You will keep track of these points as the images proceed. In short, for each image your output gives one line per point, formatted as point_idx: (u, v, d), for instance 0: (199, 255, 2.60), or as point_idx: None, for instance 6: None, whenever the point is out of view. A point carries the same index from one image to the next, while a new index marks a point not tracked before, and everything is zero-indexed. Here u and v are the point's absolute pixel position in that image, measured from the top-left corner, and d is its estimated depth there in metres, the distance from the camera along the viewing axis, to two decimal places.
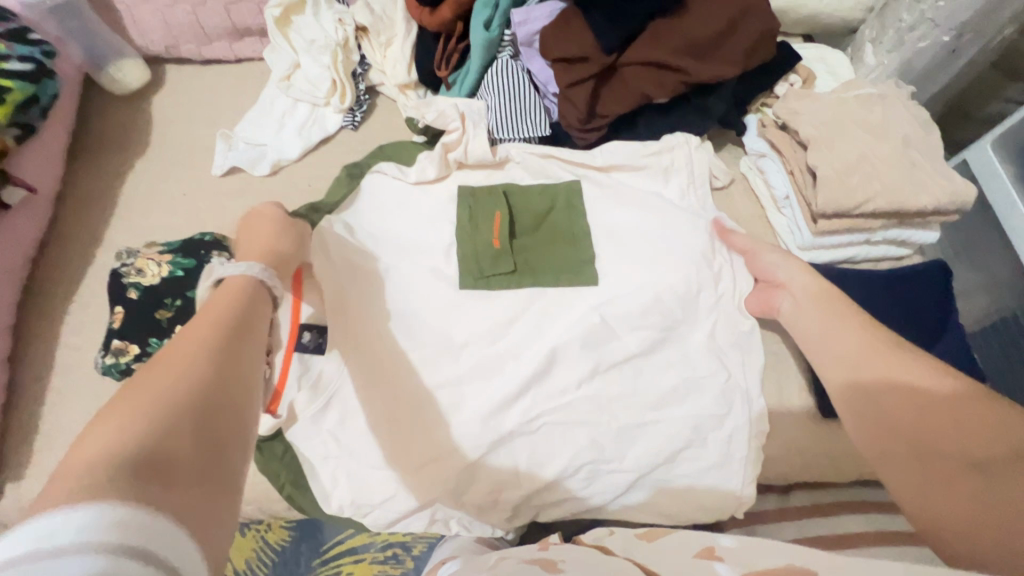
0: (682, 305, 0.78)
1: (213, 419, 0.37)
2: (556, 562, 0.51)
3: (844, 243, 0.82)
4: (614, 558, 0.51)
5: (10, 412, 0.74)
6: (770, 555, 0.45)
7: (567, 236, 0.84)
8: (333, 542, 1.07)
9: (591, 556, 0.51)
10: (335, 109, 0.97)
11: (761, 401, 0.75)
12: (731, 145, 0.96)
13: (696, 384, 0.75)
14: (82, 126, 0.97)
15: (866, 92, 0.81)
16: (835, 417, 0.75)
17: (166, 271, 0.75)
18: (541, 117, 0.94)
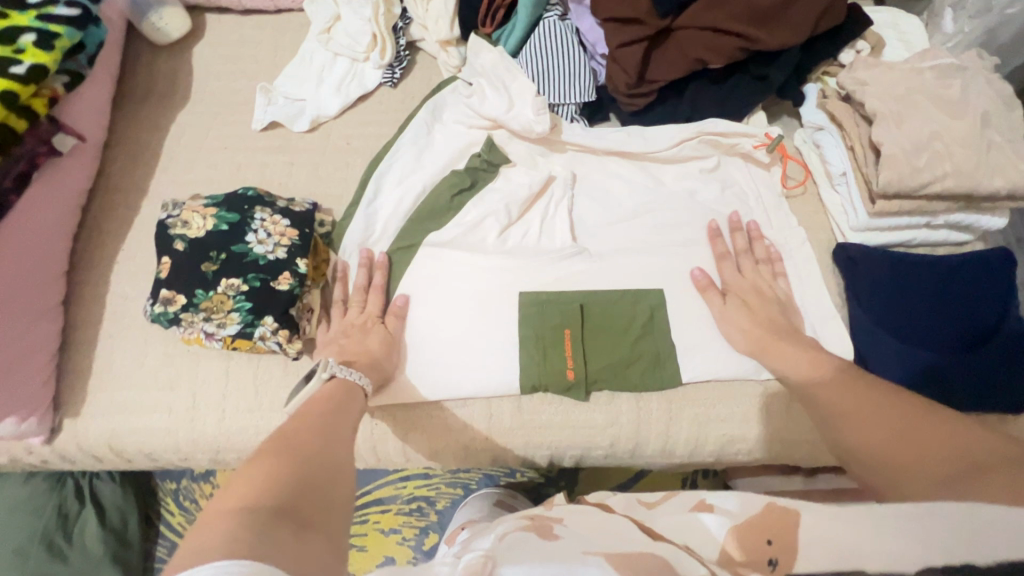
0: (716, 208, 0.85)
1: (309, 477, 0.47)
2: (552, 526, 0.58)
3: (902, 226, 0.78)
4: (613, 517, 0.59)
5: (67, 352, 0.79)
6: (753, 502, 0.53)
7: (621, 331, 0.79)
8: (361, 492, 1.12)
9: (594, 520, 0.59)
10: (375, 65, 0.95)
11: (821, 315, 0.78)
12: (786, 116, 0.91)
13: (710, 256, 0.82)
14: (127, 75, 0.97)
15: (944, 63, 0.74)
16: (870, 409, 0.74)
17: (210, 224, 0.77)
18: (589, 77, 0.88)
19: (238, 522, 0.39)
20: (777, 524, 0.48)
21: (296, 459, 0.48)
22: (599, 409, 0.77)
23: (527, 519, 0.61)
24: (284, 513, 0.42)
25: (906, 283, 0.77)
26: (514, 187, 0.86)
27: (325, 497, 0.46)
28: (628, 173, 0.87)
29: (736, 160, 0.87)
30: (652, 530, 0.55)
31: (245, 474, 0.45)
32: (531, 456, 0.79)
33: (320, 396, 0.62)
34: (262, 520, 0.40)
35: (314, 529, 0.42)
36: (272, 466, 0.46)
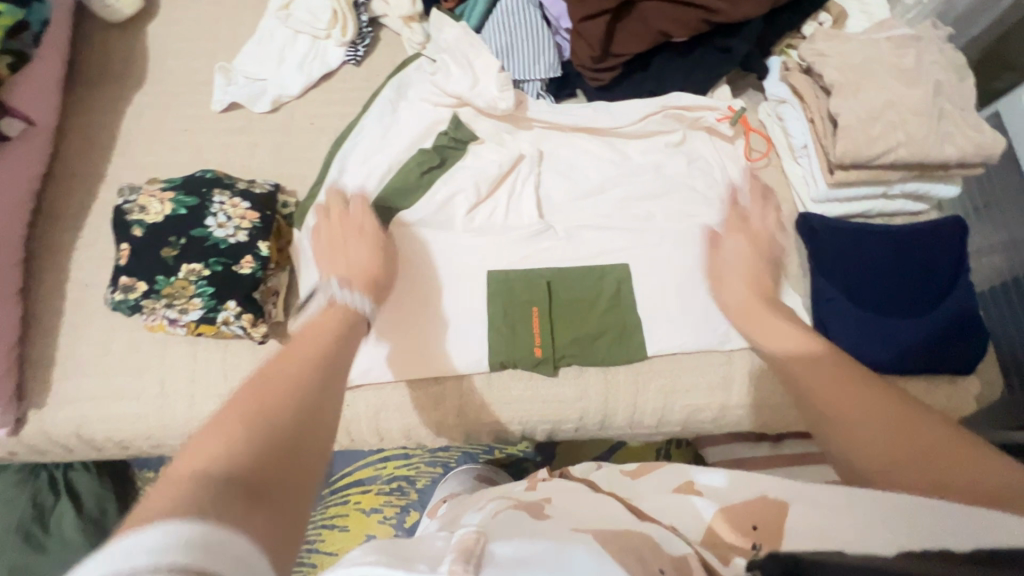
0: (681, 181, 0.85)
1: (285, 441, 0.39)
2: (542, 506, 0.56)
3: (860, 196, 0.80)
4: (603, 498, 0.58)
5: (27, 343, 0.77)
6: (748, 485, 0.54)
7: (589, 305, 0.80)
8: (342, 474, 1.16)
9: (578, 497, 0.59)
10: (337, 42, 0.93)
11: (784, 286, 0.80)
12: (751, 90, 0.92)
13: (675, 230, 0.83)
14: (78, 55, 0.94)
15: (899, 33, 0.75)
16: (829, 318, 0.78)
17: (168, 208, 0.75)
18: (554, 52, 0.87)
19: (187, 492, 0.32)
20: (771, 511, 0.49)
21: (275, 399, 0.41)
22: (568, 383, 0.78)
23: (516, 500, 0.60)
24: (239, 484, 0.34)
25: (861, 251, 0.79)
26: (481, 164, 0.86)
27: (301, 451, 0.39)
28: (594, 148, 0.87)
29: (700, 133, 0.87)
30: (637, 509, 0.55)
31: (214, 425, 0.38)
32: (504, 431, 0.81)
33: (320, 326, 0.56)
34: (213, 487, 0.33)
35: (273, 496, 0.35)
36: (249, 409, 0.40)
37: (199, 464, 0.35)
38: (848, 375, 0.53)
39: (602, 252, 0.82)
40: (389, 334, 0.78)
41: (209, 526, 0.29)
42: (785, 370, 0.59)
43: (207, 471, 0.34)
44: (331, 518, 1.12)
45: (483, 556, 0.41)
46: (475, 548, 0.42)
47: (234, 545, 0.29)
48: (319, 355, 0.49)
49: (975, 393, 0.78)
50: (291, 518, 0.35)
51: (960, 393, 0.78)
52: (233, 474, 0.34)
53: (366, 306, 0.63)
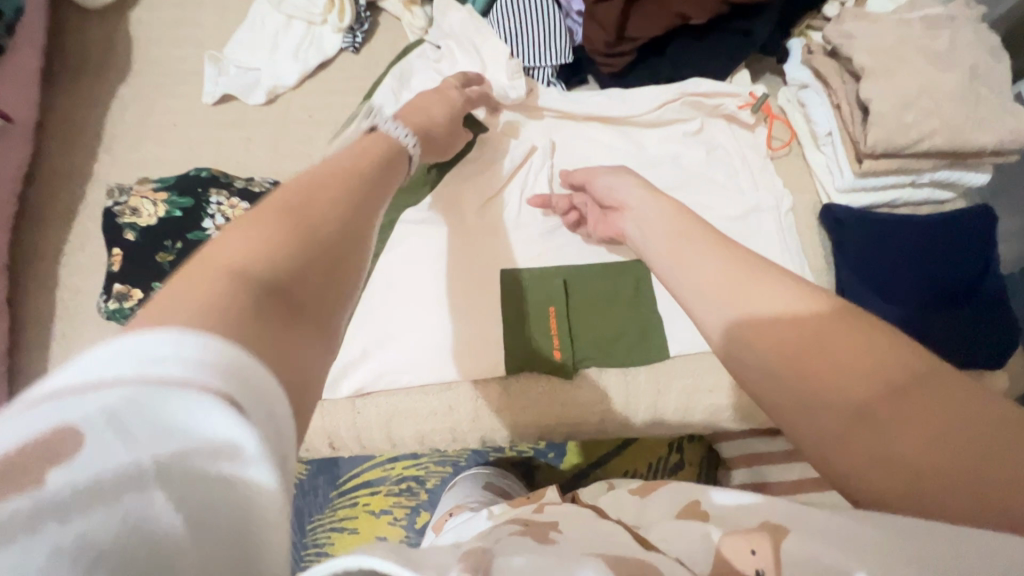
0: (700, 172, 0.82)
1: (330, 252, 0.33)
2: (547, 530, 0.50)
3: (887, 186, 0.77)
4: (603, 525, 0.49)
5: (16, 354, 0.73)
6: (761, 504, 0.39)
7: (607, 303, 0.77)
8: (349, 475, 1.11)
9: (588, 521, 0.51)
10: (334, 28, 0.88)
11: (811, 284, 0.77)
12: (769, 74, 0.89)
13: None
14: (56, 45, 0.88)
15: (931, 13, 0.72)
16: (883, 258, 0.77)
17: (162, 210, 0.71)
18: (566, 37, 0.83)
19: (222, 280, 0.27)
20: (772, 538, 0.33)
21: (317, 204, 0.35)
22: (587, 384, 0.75)
23: (524, 524, 0.53)
24: (277, 291, 0.29)
25: (888, 243, 0.76)
26: (491, 156, 0.82)
27: (341, 265, 0.34)
28: (608, 138, 0.83)
29: (719, 121, 0.84)
30: (642, 538, 0.42)
31: (250, 216, 0.33)
32: (521, 436, 0.78)
33: (364, 148, 0.47)
34: (254, 287, 0.28)
35: (305, 307, 0.30)
36: (294, 209, 0.34)
37: (225, 263, 0.29)
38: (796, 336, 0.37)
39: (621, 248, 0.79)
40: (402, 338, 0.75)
41: (233, 343, 0.24)
42: (733, 337, 0.40)
43: (244, 270, 0.29)
44: (339, 521, 1.09)
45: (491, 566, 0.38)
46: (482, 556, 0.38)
47: (266, 390, 0.24)
48: (374, 176, 0.42)
49: (1004, 387, 0.76)
50: (321, 339, 0.31)
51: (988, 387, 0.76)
52: (269, 277, 0.30)
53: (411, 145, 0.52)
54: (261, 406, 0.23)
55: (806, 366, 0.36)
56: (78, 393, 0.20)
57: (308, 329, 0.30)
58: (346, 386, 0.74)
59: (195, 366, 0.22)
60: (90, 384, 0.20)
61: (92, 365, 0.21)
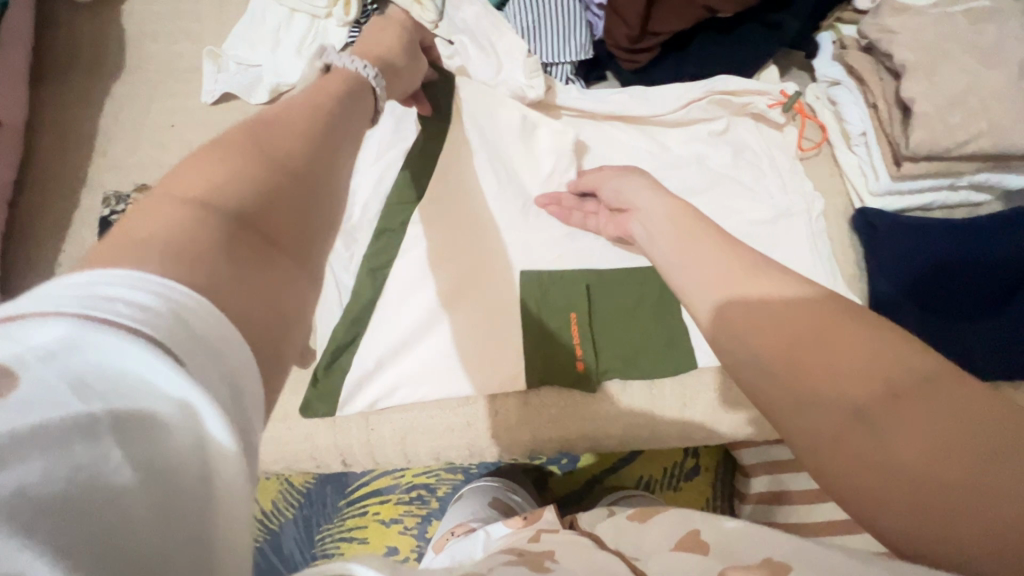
0: (727, 174, 0.78)
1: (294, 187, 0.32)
2: (544, 561, 0.46)
3: (924, 189, 0.74)
4: (600, 554, 0.46)
5: None
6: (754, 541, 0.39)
7: (630, 311, 0.74)
8: (358, 484, 1.08)
9: (584, 550, 0.48)
10: (339, 22, 0.82)
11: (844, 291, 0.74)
12: (797, 70, 0.84)
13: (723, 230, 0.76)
14: (45, 41, 0.83)
15: (977, 6, 0.68)
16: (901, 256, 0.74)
17: None
18: (586, 31, 0.78)
19: (180, 223, 0.26)
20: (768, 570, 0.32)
21: (280, 146, 0.33)
22: (610, 397, 0.72)
23: (518, 555, 0.50)
24: (239, 229, 0.28)
25: (926, 248, 0.73)
26: (508, 160, 0.79)
27: (310, 208, 0.32)
28: (631, 138, 0.79)
29: (747, 120, 0.80)
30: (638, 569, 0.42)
31: (201, 157, 0.31)
32: (539, 450, 0.75)
33: (333, 86, 0.44)
34: (211, 226, 0.27)
35: (269, 251, 0.29)
36: (255, 151, 0.32)
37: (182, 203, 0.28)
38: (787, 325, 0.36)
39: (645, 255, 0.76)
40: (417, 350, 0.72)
41: (178, 297, 0.23)
42: (722, 324, 0.39)
43: (201, 210, 0.28)
44: (348, 530, 1.06)
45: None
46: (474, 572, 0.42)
47: (208, 354, 0.22)
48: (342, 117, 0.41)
49: None
50: (289, 282, 0.29)
51: None
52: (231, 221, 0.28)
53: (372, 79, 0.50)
54: (198, 367, 0.21)
55: (797, 358, 0.35)
56: (26, 326, 0.19)
57: (272, 273, 0.28)
58: (359, 401, 0.71)
59: (139, 309, 0.21)
60: (32, 316, 0.20)
61: (42, 297, 0.20)
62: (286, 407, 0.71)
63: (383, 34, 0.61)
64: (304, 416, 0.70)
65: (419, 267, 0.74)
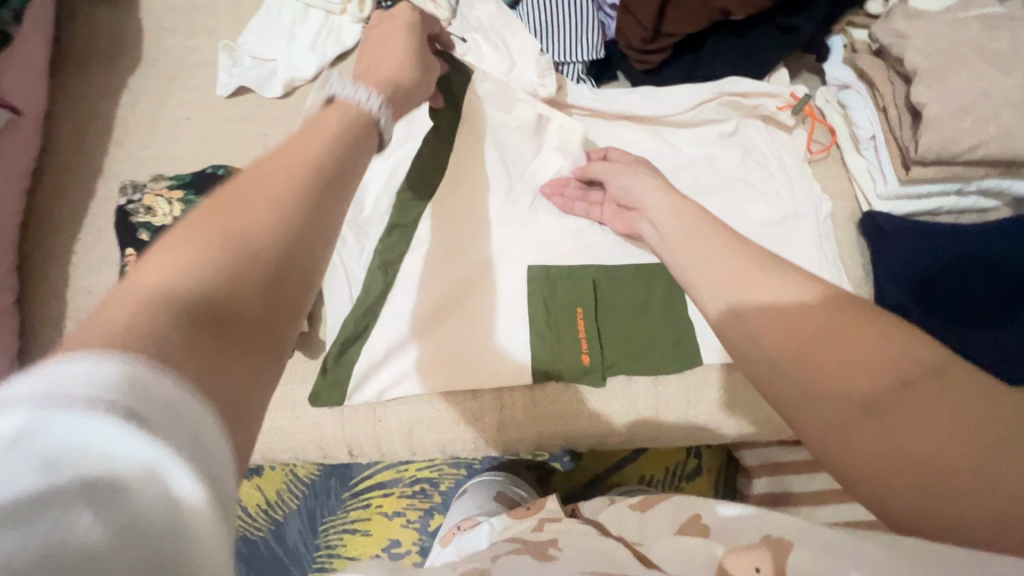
0: (733, 175, 0.78)
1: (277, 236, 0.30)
2: (547, 551, 0.49)
3: (932, 194, 0.74)
4: (605, 540, 0.49)
5: (27, 356, 0.71)
6: (754, 528, 0.41)
7: (636, 310, 0.74)
8: (362, 476, 1.09)
9: (589, 540, 0.50)
10: (353, 19, 0.84)
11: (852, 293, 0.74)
12: (807, 73, 0.85)
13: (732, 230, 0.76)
14: (63, 33, 0.84)
15: (990, 12, 0.68)
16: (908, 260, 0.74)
17: (177, 209, 0.68)
18: (598, 31, 0.79)
19: (148, 319, 0.24)
20: (772, 552, 0.37)
21: (267, 204, 0.31)
22: (615, 394, 0.73)
23: (517, 546, 0.52)
24: (217, 297, 0.27)
25: (934, 252, 0.73)
26: (516, 157, 0.79)
27: (299, 250, 0.31)
28: (641, 138, 0.80)
29: (756, 122, 0.80)
30: (643, 556, 0.45)
31: (176, 225, 0.29)
32: (543, 445, 0.76)
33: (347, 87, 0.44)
34: (186, 305, 0.26)
35: (246, 339, 0.27)
36: (234, 222, 0.29)
37: (150, 276, 0.26)
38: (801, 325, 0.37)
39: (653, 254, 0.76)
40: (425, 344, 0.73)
41: (139, 374, 0.22)
42: (734, 321, 0.40)
43: (170, 284, 0.26)
44: (352, 522, 1.07)
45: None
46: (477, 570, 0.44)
47: (182, 436, 0.21)
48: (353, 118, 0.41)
49: None
50: (262, 376, 0.27)
51: None
52: (205, 310, 0.26)
53: (377, 111, 0.42)
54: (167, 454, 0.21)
55: (813, 363, 0.35)
56: None
57: (255, 335, 0.28)
58: (367, 392, 0.71)
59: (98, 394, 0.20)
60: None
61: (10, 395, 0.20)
62: (295, 397, 0.72)
63: (386, 50, 0.52)
64: (313, 405, 0.70)
65: (428, 262, 0.75)
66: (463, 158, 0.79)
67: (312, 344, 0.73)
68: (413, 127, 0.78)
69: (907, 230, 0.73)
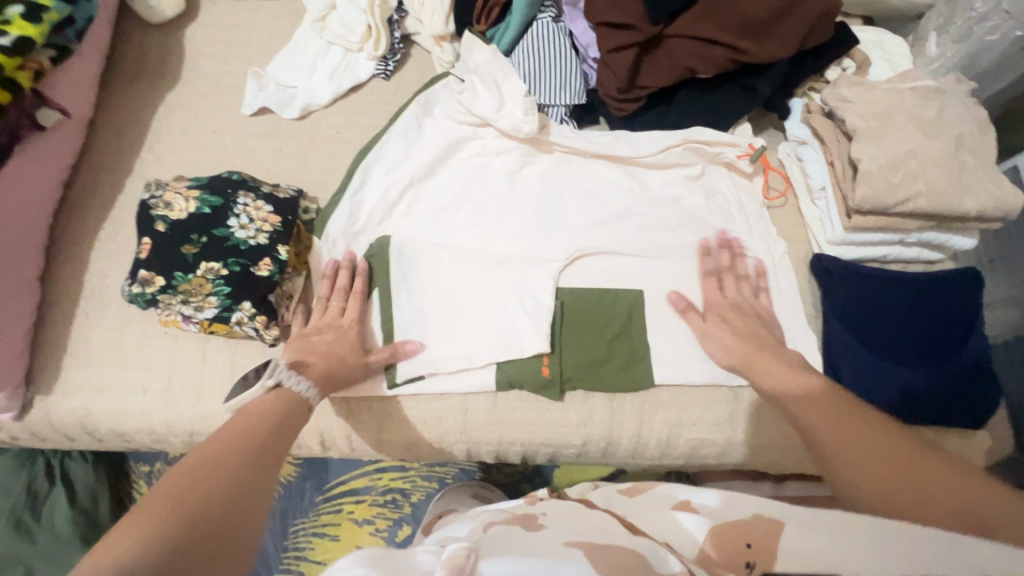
0: (696, 213, 0.86)
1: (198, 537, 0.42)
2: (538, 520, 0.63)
3: (876, 242, 0.81)
4: (595, 514, 0.63)
5: (40, 328, 0.78)
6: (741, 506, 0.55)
7: (607, 330, 0.79)
8: (337, 482, 1.12)
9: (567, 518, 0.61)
10: (369, 56, 0.95)
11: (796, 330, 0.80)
12: (772, 128, 0.93)
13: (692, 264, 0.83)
14: (116, 52, 0.96)
15: (924, 85, 0.77)
16: (853, 302, 0.79)
17: (193, 207, 0.77)
18: (580, 80, 0.90)
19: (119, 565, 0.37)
20: (764, 533, 0.49)
21: (222, 471, 0.48)
22: (573, 407, 0.77)
23: (510, 515, 0.66)
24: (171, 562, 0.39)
25: (874, 294, 0.79)
26: (498, 183, 0.87)
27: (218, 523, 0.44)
28: (614, 175, 0.88)
29: (721, 168, 0.88)
30: (632, 526, 0.59)
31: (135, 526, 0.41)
32: (505, 452, 0.80)
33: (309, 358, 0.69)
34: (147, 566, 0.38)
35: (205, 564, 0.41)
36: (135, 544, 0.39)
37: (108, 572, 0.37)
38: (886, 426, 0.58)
39: (623, 280, 0.82)
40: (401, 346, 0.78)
41: None
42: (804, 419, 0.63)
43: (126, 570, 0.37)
44: (322, 526, 1.10)
45: (472, 573, 0.48)
46: (465, 565, 0.49)
47: None
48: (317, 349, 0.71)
49: (985, 449, 0.77)
50: None
51: (970, 447, 0.77)
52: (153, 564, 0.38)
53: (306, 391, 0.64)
54: None
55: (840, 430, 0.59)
56: None
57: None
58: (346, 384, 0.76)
59: None
60: None
61: None
62: None
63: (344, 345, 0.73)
64: None
65: (410, 274, 0.81)
66: (453, 181, 0.87)
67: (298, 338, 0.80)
68: (409, 152, 0.88)
69: (852, 275, 0.79)
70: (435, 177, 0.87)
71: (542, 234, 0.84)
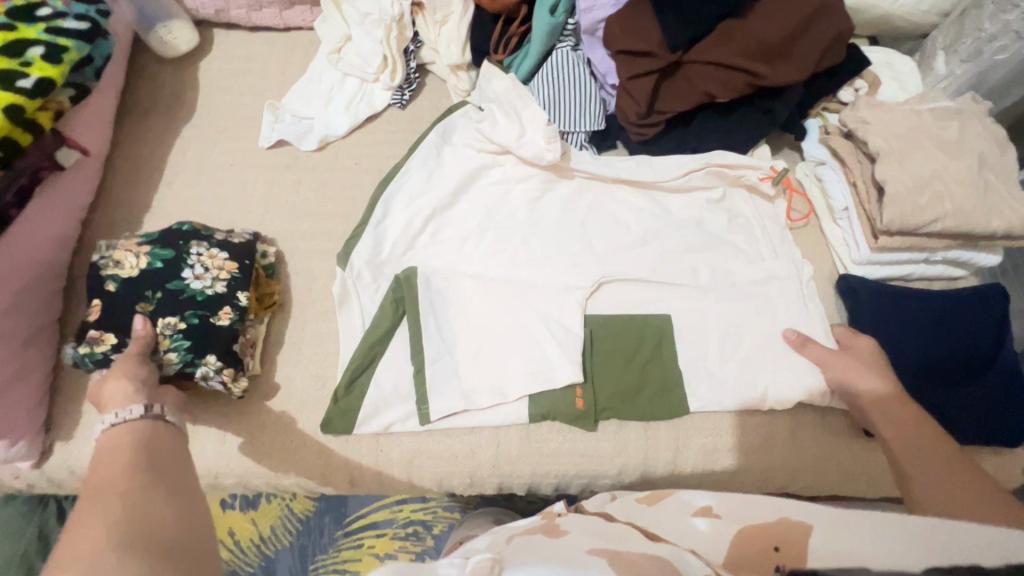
0: (718, 236, 0.86)
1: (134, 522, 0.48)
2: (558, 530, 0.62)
3: (902, 261, 0.81)
4: (616, 523, 0.61)
5: (58, 373, 0.76)
6: (763, 508, 0.57)
7: (636, 357, 0.78)
8: (356, 515, 1.10)
9: (592, 526, 0.61)
10: (385, 86, 0.95)
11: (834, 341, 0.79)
12: (788, 149, 0.94)
13: (717, 287, 0.83)
14: (130, 87, 0.96)
15: (942, 106, 0.78)
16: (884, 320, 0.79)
17: (144, 262, 0.75)
18: (599, 107, 0.91)
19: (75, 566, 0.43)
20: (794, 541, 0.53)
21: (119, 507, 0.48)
22: (607, 437, 0.76)
23: (530, 526, 0.66)
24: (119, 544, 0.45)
25: (903, 313, 0.79)
26: (519, 210, 0.87)
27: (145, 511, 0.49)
28: (635, 201, 0.88)
29: (741, 190, 0.89)
30: (651, 532, 0.58)
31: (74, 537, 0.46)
32: (537, 483, 0.79)
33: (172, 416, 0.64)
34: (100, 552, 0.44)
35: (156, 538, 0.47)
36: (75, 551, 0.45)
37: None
38: (936, 428, 0.67)
39: (652, 305, 0.82)
40: (430, 379, 0.76)
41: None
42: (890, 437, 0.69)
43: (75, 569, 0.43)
44: (343, 562, 1.06)
45: None
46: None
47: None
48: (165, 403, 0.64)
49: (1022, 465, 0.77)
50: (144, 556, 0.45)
51: (1007, 464, 0.77)
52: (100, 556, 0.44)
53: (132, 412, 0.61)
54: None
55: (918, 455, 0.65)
56: None
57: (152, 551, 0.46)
58: (375, 424, 0.74)
59: None
60: None
61: None
62: (305, 422, 0.75)
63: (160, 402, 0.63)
64: (323, 432, 0.74)
65: (438, 306, 0.80)
66: (476, 210, 0.87)
67: (288, 369, 0.78)
68: (431, 181, 0.87)
69: (881, 295, 0.79)
70: (457, 206, 0.87)
71: (568, 259, 0.84)
